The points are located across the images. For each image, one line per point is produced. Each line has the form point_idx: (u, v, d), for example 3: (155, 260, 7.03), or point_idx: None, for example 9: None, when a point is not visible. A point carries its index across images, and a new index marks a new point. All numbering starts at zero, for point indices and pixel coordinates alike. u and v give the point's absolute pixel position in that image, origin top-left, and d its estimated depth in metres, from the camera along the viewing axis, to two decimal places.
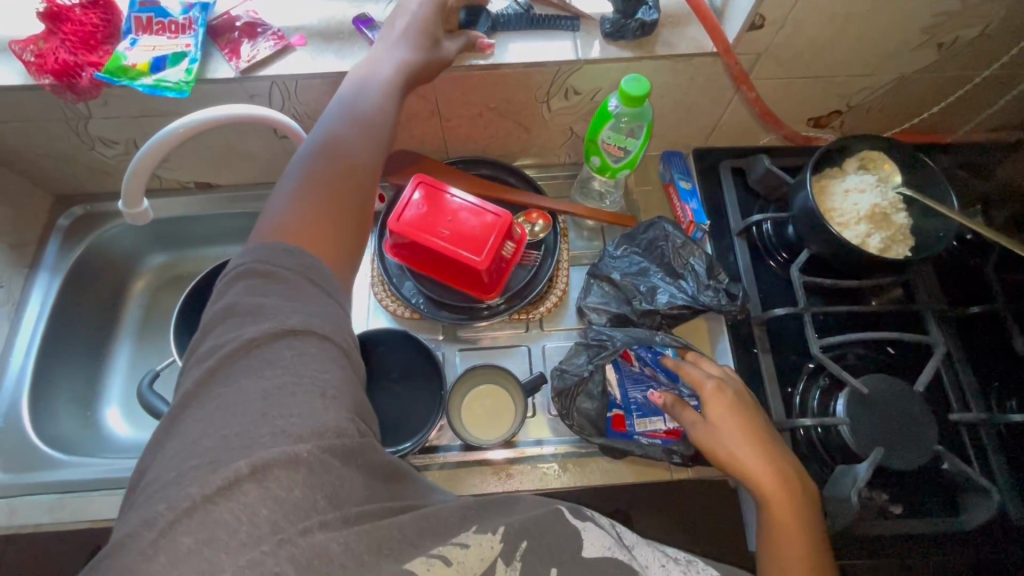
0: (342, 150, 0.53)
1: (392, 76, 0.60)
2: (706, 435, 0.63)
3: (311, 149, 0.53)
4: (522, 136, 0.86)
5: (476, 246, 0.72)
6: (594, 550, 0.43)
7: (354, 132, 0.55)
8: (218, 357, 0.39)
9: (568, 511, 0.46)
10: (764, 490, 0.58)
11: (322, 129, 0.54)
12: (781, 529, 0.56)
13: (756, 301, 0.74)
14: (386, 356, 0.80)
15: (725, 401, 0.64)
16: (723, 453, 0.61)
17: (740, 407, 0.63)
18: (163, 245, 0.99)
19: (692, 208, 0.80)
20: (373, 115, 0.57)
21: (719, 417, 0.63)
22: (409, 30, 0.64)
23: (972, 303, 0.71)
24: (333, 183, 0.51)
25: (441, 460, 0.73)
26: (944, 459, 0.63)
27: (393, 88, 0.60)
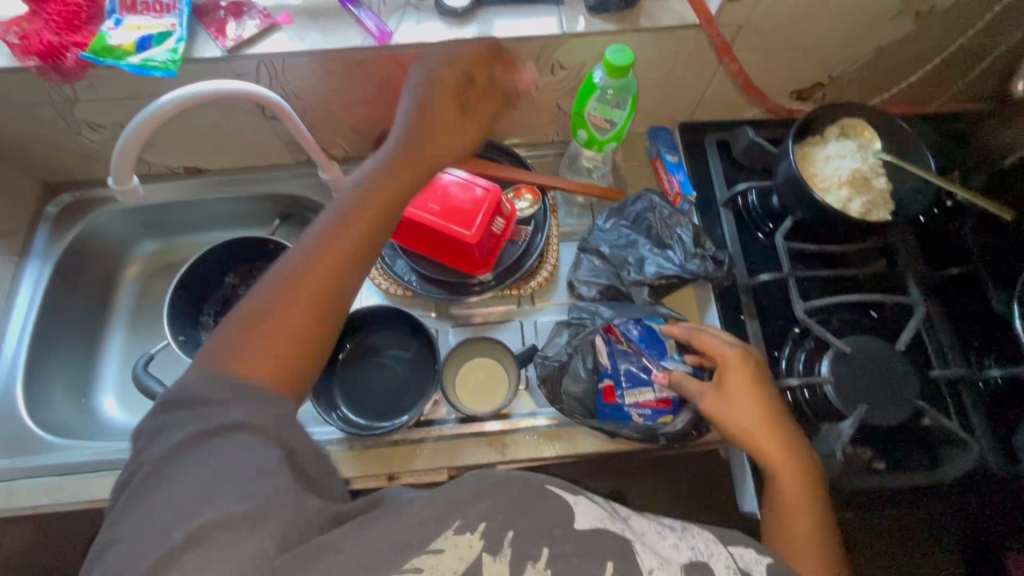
0: (328, 253, 0.52)
1: (392, 171, 0.58)
2: (720, 406, 0.63)
3: (291, 258, 0.52)
4: (510, 114, 0.87)
5: (466, 220, 0.73)
6: (587, 522, 0.42)
7: (341, 234, 0.54)
8: (152, 462, 0.41)
9: (559, 488, 0.44)
10: (779, 462, 0.59)
11: (321, 221, 0.55)
12: (792, 500, 0.58)
13: (742, 268, 0.76)
14: (381, 332, 0.81)
15: (744, 372, 0.64)
16: (739, 424, 0.61)
17: (756, 378, 0.64)
18: (153, 232, 0.98)
19: (679, 180, 0.82)
20: (370, 216, 0.55)
21: (738, 389, 0.63)
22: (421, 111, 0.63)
23: (951, 265, 0.73)
24: (296, 300, 0.50)
25: (437, 432, 0.74)
26: (925, 414, 0.65)
27: (391, 187, 0.57)
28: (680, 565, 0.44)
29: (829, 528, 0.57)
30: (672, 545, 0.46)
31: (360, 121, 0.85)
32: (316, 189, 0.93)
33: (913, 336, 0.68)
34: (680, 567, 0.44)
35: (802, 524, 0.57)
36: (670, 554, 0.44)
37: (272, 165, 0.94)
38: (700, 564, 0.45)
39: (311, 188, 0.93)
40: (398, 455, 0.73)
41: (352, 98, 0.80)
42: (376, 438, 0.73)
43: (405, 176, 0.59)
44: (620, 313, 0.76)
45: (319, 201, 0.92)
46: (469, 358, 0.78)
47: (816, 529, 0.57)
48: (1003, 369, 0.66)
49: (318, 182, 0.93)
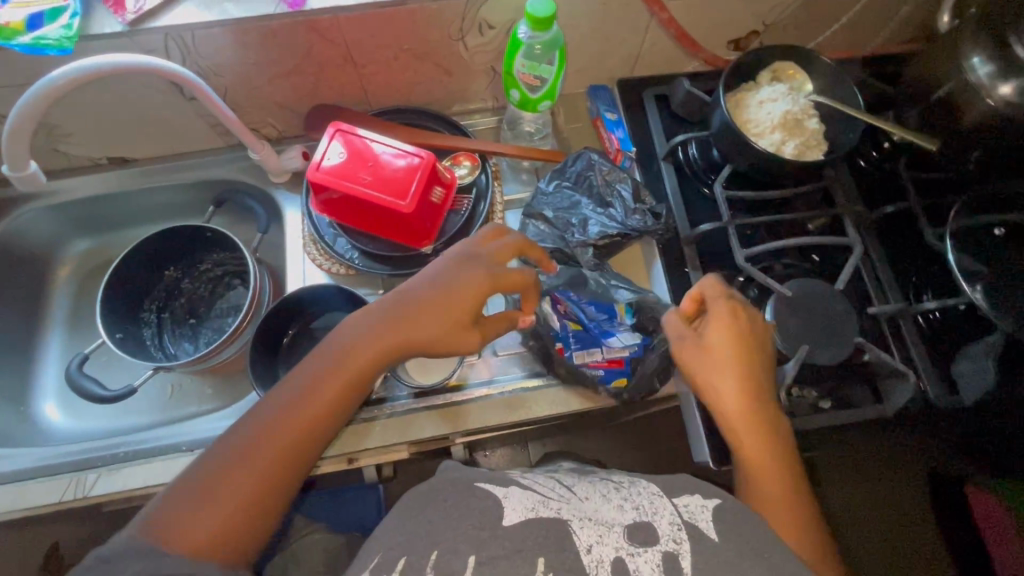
0: (297, 417, 0.55)
1: (391, 340, 0.59)
2: (695, 358, 0.60)
3: (268, 415, 0.55)
4: (445, 80, 0.84)
5: (400, 190, 0.70)
6: (515, 517, 0.46)
7: (315, 397, 0.56)
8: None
9: (489, 484, 0.49)
10: (742, 425, 0.57)
11: (301, 374, 0.58)
12: (756, 469, 0.56)
13: (684, 220, 0.75)
14: (325, 313, 0.79)
15: (730, 329, 0.59)
16: (710, 381, 0.59)
17: (744, 339, 0.59)
18: (84, 229, 0.94)
19: (618, 137, 0.81)
20: (354, 374, 0.58)
21: (720, 344, 0.59)
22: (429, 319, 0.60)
23: (886, 203, 0.74)
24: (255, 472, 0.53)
25: (389, 410, 0.72)
26: (865, 350, 0.65)
27: (375, 356, 0.59)
28: (622, 528, 0.46)
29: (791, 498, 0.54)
30: (615, 508, 0.48)
31: (288, 96, 0.82)
32: (250, 172, 0.89)
33: (852, 275, 0.68)
34: (622, 530, 0.45)
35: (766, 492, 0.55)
36: (611, 518, 0.46)
37: (202, 150, 0.90)
38: (644, 523, 0.46)
39: (246, 172, 0.89)
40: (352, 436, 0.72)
41: (274, 71, 0.76)
42: None
43: (399, 348, 0.59)
44: (563, 281, 0.74)
45: (255, 185, 0.88)
46: None
47: (772, 499, 0.54)
48: (938, 301, 0.67)
49: (252, 165, 0.89)
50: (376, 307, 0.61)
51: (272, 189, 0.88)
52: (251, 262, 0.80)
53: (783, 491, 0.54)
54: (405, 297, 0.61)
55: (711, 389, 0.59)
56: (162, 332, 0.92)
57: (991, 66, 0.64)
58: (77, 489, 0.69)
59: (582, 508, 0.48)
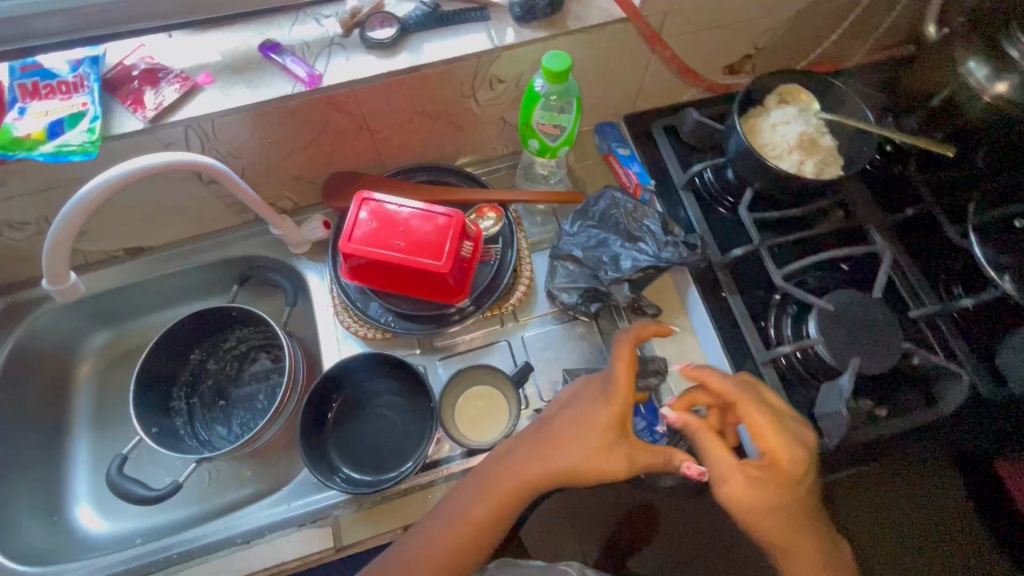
0: (467, 517, 0.61)
1: (500, 475, 0.61)
2: (748, 504, 0.54)
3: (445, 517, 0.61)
4: (457, 135, 0.86)
5: (434, 250, 0.71)
6: None
7: (490, 501, 0.61)
8: None
9: None
10: (796, 553, 0.57)
11: (478, 479, 0.62)
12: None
13: (714, 246, 0.76)
14: (367, 382, 0.76)
15: (790, 476, 0.54)
16: (763, 526, 0.55)
17: (797, 478, 0.54)
18: (101, 322, 0.91)
19: (635, 171, 0.82)
20: (523, 481, 0.60)
21: (773, 489, 0.54)
22: (579, 435, 0.59)
23: (905, 206, 0.75)
24: (429, 559, 0.60)
25: (446, 473, 0.70)
26: (913, 355, 0.66)
27: (503, 494, 0.61)
28: None
29: None
30: None
31: (305, 169, 0.82)
32: (271, 245, 0.89)
33: (887, 281, 0.70)
34: None
35: None
36: None
37: (220, 230, 0.89)
38: None
39: (266, 246, 0.89)
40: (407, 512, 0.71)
41: (290, 147, 0.77)
42: (382, 492, 0.70)
43: (520, 486, 0.60)
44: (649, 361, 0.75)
45: (277, 258, 0.88)
46: (467, 384, 0.75)
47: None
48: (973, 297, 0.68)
49: (271, 237, 0.89)
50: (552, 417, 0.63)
51: (294, 260, 0.88)
52: (287, 344, 0.80)
53: None
54: (551, 425, 0.62)
55: (773, 527, 0.55)
56: (194, 420, 0.90)
57: (987, 68, 0.67)
58: None
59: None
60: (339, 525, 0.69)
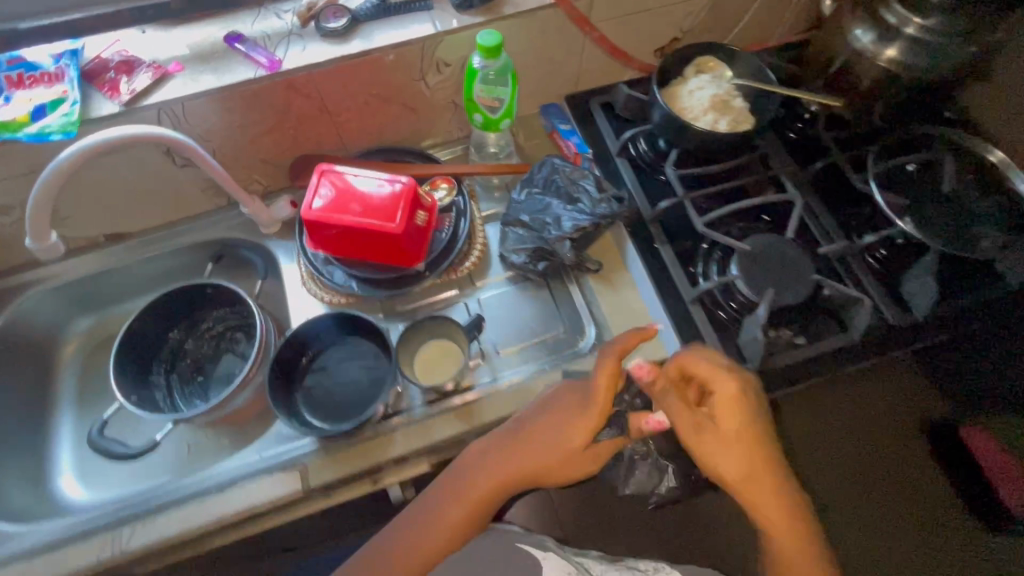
0: (444, 520, 0.69)
1: (478, 475, 0.70)
2: (709, 445, 0.61)
3: (422, 518, 0.70)
4: (412, 118, 0.93)
5: (388, 215, 0.78)
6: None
7: (466, 501, 0.69)
8: None
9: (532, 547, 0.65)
10: (772, 514, 0.60)
11: (457, 479, 0.71)
12: (782, 553, 0.60)
13: (644, 201, 0.83)
14: (331, 340, 0.82)
15: (738, 404, 0.61)
16: (730, 474, 0.60)
17: (745, 405, 0.61)
18: (85, 308, 0.97)
19: (574, 142, 0.90)
20: (496, 481, 0.69)
21: (725, 419, 0.61)
22: (551, 434, 0.69)
23: (816, 160, 0.83)
24: (413, 551, 0.69)
25: (407, 418, 0.77)
26: (823, 286, 0.73)
27: (481, 490, 0.69)
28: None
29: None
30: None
31: (272, 152, 0.89)
32: (244, 226, 0.95)
33: (800, 224, 0.77)
34: None
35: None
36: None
37: (195, 216, 0.96)
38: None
39: (238, 228, 0.95)
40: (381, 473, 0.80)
41: (257, 130, 0.84)
42: (346, 439, 0.75)
43: (496, 484, 0.69)
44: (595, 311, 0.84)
45: (248, 238, 0.94)
46: (427, 337, 0.81)
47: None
48: (875, 234, 0.76)
49: (243, 220, 0.96)
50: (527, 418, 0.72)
51: (264, 240, 0.94)
52: (261, 319, 0.86)
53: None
54: (526, 425, 0.71)
55: (739, 471, 0.60)
56: (173, 393, 0.95)
57: (872, 34, 0.76)
58: (112, 546, 0.71)
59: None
60: (306, 469, 0.75)
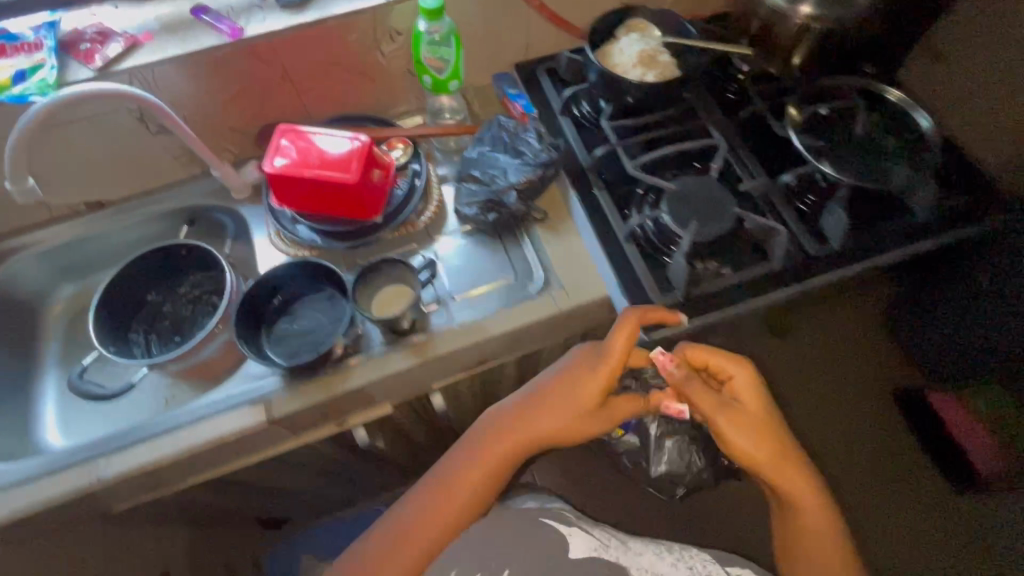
0: (461, 486, 0.76)
1: (501, 444, 0.77)
2: (738, 429, 0.71)
3: (437, 483, 0.77)
4: (371, 88, 1.00)
5: (344, 167, 0.84)
6: (579, 551, 0.70)
7: (485, 460, 0.76)
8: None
9: (552, 521, 0.74)
10: (797, 488, 0.72)
11: (477, 449, 0.77)
12: (806, 516, 0.72)
13: (583, 153, 0.89)
14: (291, 287, 0.88)
15: (752, 389, 0.74)
16: (755, 454, 0.71)
17: (757, 391, 0.74)
18: (67, 274, 1.03)
19: (521, 103, 0.97)
20: (514, 448, 0.77)
21: (743, 403, 0.73)
22: (563, 396, 0.76)
23: (742, 110, 0.90)
24: (433, 513, 0.75)
25: (366, 353, 0.83)
26: (743, 218, 0.79)
27: (502, 454, 0.76)
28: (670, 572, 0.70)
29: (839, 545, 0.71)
30: (670, 565, 0.71)
31: (240, 121, 0.96)
32: (217, 192, 1.01)
33: (723, 165, 0.84)
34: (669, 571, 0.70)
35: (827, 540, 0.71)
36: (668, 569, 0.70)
37: (170, 185, 1.02)
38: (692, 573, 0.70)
39: (211, 195, 1.01)
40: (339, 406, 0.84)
41: (224, 97, 0.91)
42: (309, 373, 0.81)
43: (517, 445, 0.77)
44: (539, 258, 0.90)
45: (220, 203, 1.01)
46: (386, 284, 0.86)
47: (821, 540, 0.71)
48: (792, 172, 0.82)
49: (216, 187, 1.02)
50: (541, 388, 0.78)
51: (235, 204, 1.00)
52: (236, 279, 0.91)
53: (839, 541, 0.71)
54: (543, 395, 0.77)
55: (769, 454, 0.71)
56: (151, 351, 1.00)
57: None
58: (89, 475, 0.77)
59: (631, 557, 0.71)
60: (270, 402, 0.80)
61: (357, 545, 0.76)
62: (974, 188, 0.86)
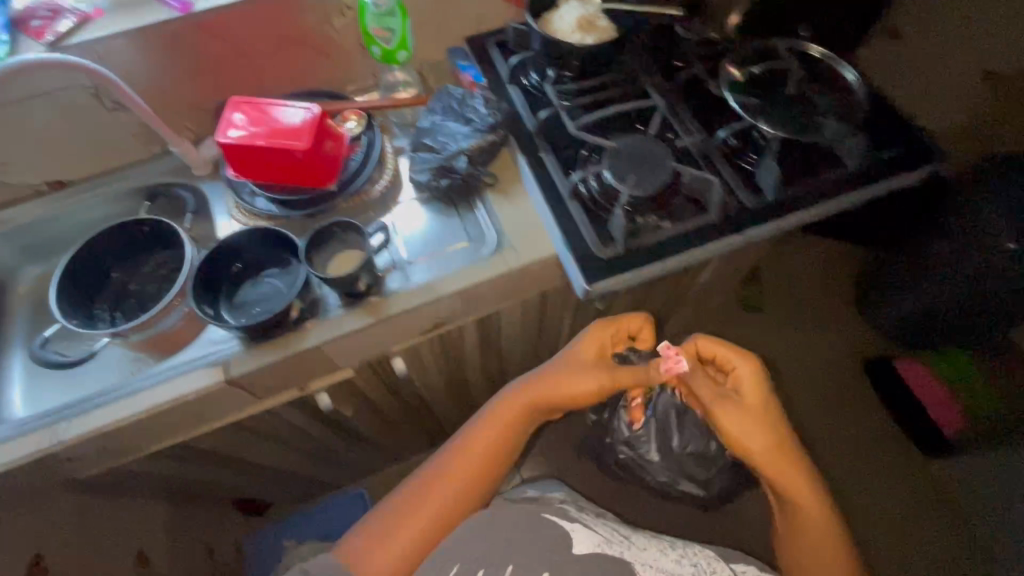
0: (469, 459, 0.86)
1: (506, 418, 0.88)
2: (743, 420, 0.80)
3: (451, 458, 0.87)
4: (326, 63, 1.02)
5: (295, 135, 0.86)
6: (583, 548, 0.81)
7: (488, 427, 0.88)
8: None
9: (556, 518, 0.85)
10: (793, 479, 0.81)
11: (482, 424, 0.89)
12: (800, 504, 0.81)
13: (529, 117, 0.93)
14: (249, 256, 0.90)
15: (756, 384, 0.82)
16: (759, 443, 0.79)
17: (761, 385, 0.83)
18: (32, 254, 1.04)
19: (471, 74, 1.00)
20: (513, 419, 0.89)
21: (748, 397, 0.82)
22: (558, 364, 0.90)
23: (680, 72, 0.94)
24: (442, 484, 0.85)
25: (323, 315, 0.86)
26: (680, 172, 0.83)
27: (502, 427, 0.88)
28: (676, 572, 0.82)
29: (827, 531, 0.80)
30: (673, 560, 0.84)
31: (196, 97, 0.98)
32: (177, 170, 1.03)
33: (661, 124, 0.88)
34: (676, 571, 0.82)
35: (818, 526, 0.80)
36: (674, 568, 0.83)
37: (131, 164, 1.04)
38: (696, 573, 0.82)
39: (172, 173, 1.03)
40: (298, 367, 0.86)
41: (179, 73, 0.93)
42: (267, 335, 0.84)
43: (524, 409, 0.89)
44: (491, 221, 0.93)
45: (181, 180, 1.03)
46: (336, 248, 0.88)
47: (814, 525, 0.80)
48: (726, 127, 0.86)
49: (177, 165, 1.04)
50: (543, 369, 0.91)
51: (196, 181, 1.02)
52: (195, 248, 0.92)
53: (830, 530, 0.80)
54: (543, 372, 0.90)
55: (770, 443, 0.80)
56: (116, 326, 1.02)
57: None
58: (51, 438, 0.79)
59: (637, 553, 0.83)
60: (229, 362, 0.83)
61: (372, 511, 0.85)
62: (909, 141, 0.90)
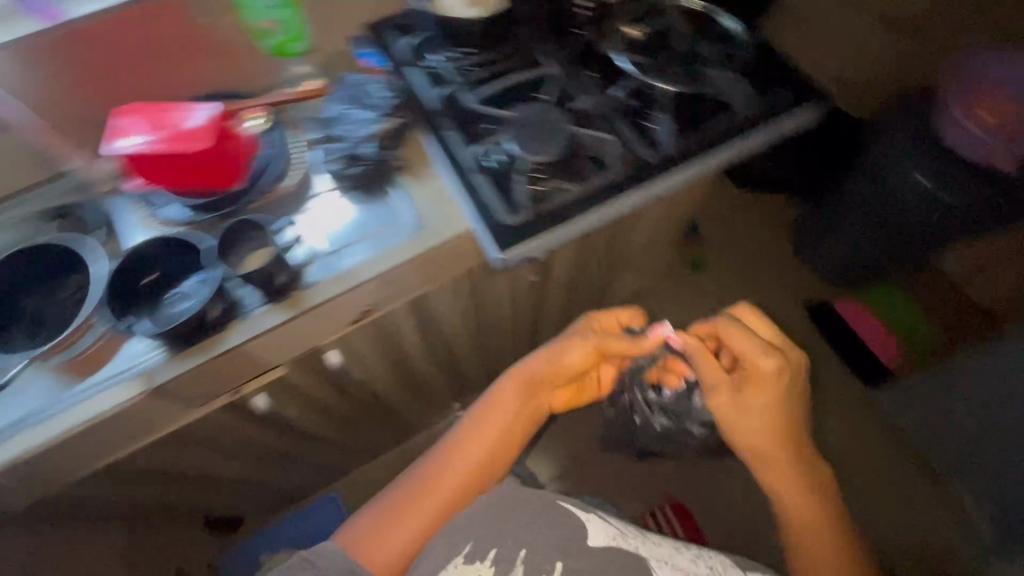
0: (473, 454, 0.91)
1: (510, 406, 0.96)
2: (744, 410, 0.87)
3: (454, 453, 0.91)
4: (219, 62, 1.00)
5: (186, 134, 0.84)
6: (598, 539, 0.74)
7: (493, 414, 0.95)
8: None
9: (569, 505, 0.78)
10: (781, 469, 0.89)
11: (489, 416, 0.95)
12: (784, 489, 0.90)
13: (430, 97, 0.94)
14: (160, 264, 0.88)
15: (773, 380, 0.86)
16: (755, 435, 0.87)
17: (778, 381, 0.86)
18: None
19: (372, 60, 0.99)
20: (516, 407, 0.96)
21: (762, 391, 0.86)
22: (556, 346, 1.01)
23: (571, 41, 0.97)
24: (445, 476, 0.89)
25: (243, 314, 0.84)
26: (575, 136, 0.88)
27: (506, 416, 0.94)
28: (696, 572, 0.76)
29: (805, 513, 0.89)
30: (691, 561, 0.77)
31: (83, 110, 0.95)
32: (77, 189, 0.99)
33: (555, 92, 0.92)
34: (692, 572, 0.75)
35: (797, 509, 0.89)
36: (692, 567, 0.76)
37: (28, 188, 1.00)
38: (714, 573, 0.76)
39: (72, 193, 0.99)
40: (223, 372, 0.86)
41: (61, 86, 0.90)
42: (187, 341, 0.82)
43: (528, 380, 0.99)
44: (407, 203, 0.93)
45: (82, 199, 0.98)
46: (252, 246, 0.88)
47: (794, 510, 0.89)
48: (616, 88, 0.91)
49: (78, 184, 1.00)
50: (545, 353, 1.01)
51: (99, 198, 0.99)
52: (104, 264, 0.90)
53: (813, 517, 0.88)
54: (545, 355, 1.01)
55: (769, 435, 0.87)
56: None
57: None
58: None
59: (652, 549, 0.77)
60: (150, 373, 0.82)
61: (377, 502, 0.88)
62: (794, 85, 0.94)
